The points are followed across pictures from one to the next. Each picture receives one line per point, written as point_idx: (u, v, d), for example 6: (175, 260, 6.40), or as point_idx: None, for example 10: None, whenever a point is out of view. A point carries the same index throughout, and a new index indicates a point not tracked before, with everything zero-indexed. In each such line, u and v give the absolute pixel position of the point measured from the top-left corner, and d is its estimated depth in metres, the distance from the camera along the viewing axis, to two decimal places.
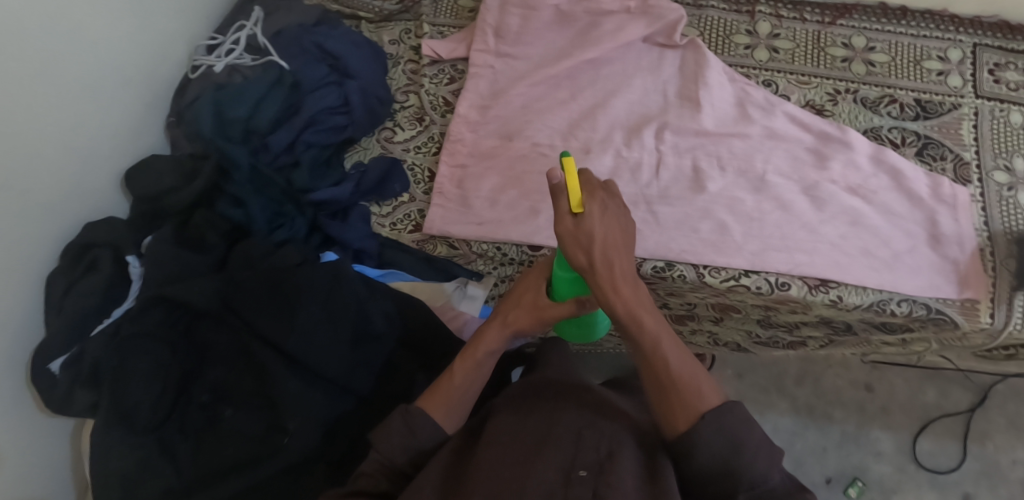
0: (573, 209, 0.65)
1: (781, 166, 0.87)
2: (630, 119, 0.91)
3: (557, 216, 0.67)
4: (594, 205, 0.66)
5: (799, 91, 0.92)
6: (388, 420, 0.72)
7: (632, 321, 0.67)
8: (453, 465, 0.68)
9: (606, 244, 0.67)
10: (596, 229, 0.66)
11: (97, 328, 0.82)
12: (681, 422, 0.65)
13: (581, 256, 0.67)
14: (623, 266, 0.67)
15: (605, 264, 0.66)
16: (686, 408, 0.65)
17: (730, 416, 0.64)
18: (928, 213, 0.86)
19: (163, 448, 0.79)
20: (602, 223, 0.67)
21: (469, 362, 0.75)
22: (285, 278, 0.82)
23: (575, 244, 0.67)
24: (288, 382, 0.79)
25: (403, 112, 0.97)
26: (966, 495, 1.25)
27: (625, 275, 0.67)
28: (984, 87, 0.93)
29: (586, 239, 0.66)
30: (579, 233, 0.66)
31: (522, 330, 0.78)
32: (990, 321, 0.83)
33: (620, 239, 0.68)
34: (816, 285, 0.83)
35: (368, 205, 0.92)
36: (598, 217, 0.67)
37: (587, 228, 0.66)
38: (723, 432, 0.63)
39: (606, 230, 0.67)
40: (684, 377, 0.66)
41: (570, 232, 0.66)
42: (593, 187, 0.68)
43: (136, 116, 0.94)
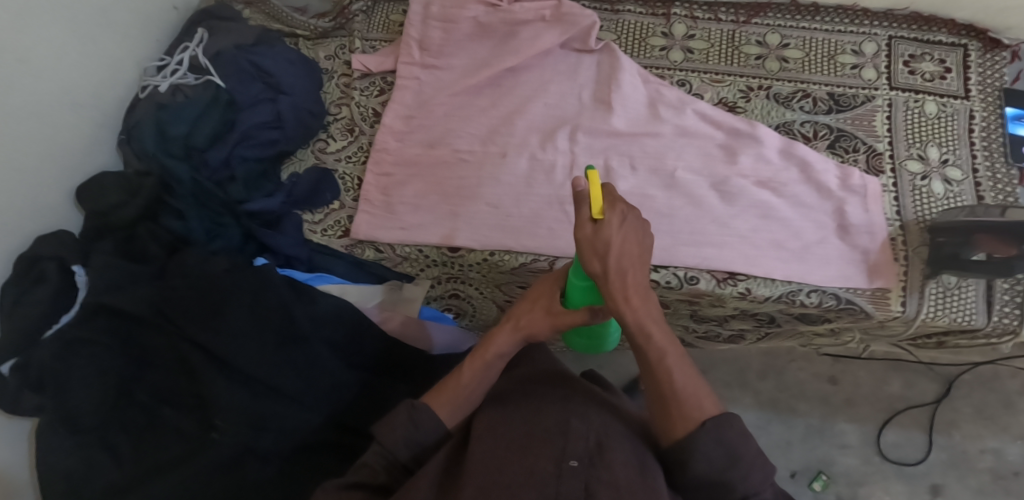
0: (593, 216, 0.65)
1: (692, 162, 0.90)
2: (546, 123, 0.94)
3: (577, 221, 0.68)
4: (614, 213, 0.66)
5: (712, 90, 0.94)
6: (393, 412, 0.74)
7: (640, 331, 0.69)
8: (451, 460, 0.70)
9: (623, 253, 0.67)
10: (613, 237, 0.66)
11: (47, 332, 0.88)
12: (680, 430, 0.68)
13: (598, 263, 0.67)
14: (638, 275, 0.68)
15: (620, 273, 0.67)
16: (687, 419, 0.68)
17: (731, 429, 0.66)
18: (836, 203, 0.88)
19: (106, 447, 0.85)
20: (620, 231, 0.67)
21: (478, 363, 0.78)
22: (213, 285, 0.89)
23: (592, 250, 0.67)
24: (216, 382, 0.86)
25: (336, 123, 1.04)
26: (933, 485, 1.33)
27: (638, 285, 0.68)
28: (898, 79, 0.95)
29: (604, 247, 0.67)
30: (597, 240, 0.67)
31: (532, 337, 0.80)
32: (900, 309, 0.85)
33: (637, 248, 0.68)
34: (724, 278, 0.86)
35: (301, 214, 0.98)
36: (617, 225, 0.67)
37: (605, 236, 0.66)
38: (722, 441, 0.66)
39: (624, 239, 0.67)
40: (687, 389, 0.69)
41: (588, 239, 0.66)
42: (614, 195, 0.68)
43: (88, 137, 1.02)
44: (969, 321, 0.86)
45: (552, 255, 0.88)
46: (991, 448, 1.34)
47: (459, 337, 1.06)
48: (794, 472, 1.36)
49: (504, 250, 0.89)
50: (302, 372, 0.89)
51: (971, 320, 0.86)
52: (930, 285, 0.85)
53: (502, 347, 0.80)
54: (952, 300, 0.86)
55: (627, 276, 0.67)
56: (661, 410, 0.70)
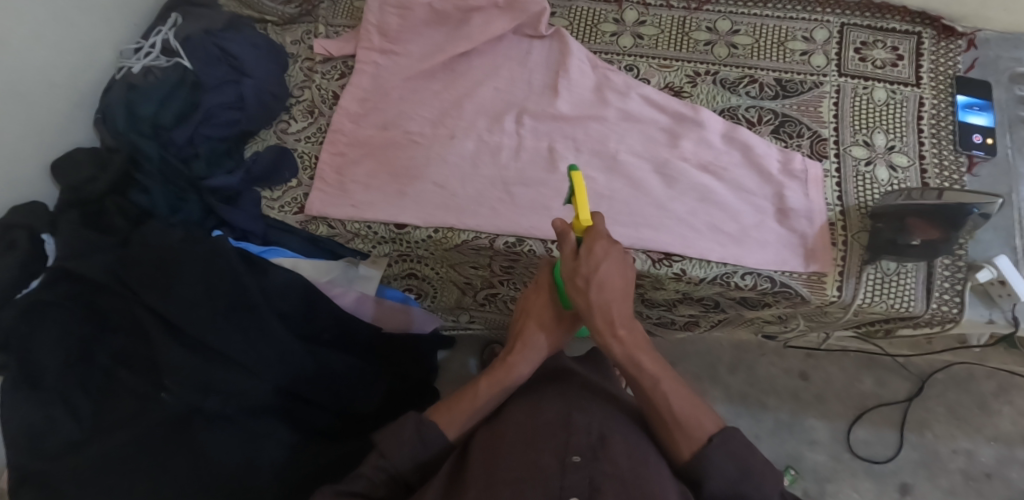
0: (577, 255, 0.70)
1: (634, 146, 0.91)
2: (494, 106, 0.96)
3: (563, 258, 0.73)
4: (596, 251, 0.71)
5: (659, 75, 0.95)
6: (399, 425, 0.75)
7: (630, 361, 0.74)
8: (454, 472, 0.71)
9: (605, 287, 0.72)
10: (598, 271, 0.71)
11: (22, 293, 0.93)
12: (685, 451, 0.70)
13: (582, 298, 0.72)
14: (622, 308, 0.73)
15: (603, 308, 0.72)
16: (690, 437, 0.71)
17: (736, 441, 0.69)
18: (776, 188, 0.88)
19: (65, 405, 0.89)
20: (604, 265, 0.71)
21: (500, 379, 0.78)
22: (168, 254, 0.93)
23: (576, 284, 0.72)
24: (167, 345, 0.91)
25: (297, 106, 1.08)
26: (903, 484, 1.31)
27: (621, 316, 0.73)
28: (848, 65, 0.94)
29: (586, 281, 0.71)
30: (580, 275, 0.72)
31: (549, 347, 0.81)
32: (836, 294, 0.84)
33: (620, 281, 0.73)
34: (659, 258, 0.86)
35: (260, 191, 1.02)
36: (602, 259, 0.71)
37: (590, 273, 0.71)
38: (731, 455, 0.68)
39: (608, 272, 0.72)
40: (687, 412, 0.72)
41: (572, 273, 0.72)
42: (598, 229, 0.72)
43: (64, 115, 1.07)
44: (907, 308, 0.85)
45: (492, 232, 0.90)
46: (963, 449, 1.33)
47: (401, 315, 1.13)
48: None
49: (447, 227, 0.91)
50: (253, 340, 0.92)
51: (909, 307, 0.85)
52: (869, 270, 0.85)
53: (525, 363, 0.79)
54: (890, 286, 0.85)
55: (610, 310, 0.72)
56: (662, 429, 0.73)
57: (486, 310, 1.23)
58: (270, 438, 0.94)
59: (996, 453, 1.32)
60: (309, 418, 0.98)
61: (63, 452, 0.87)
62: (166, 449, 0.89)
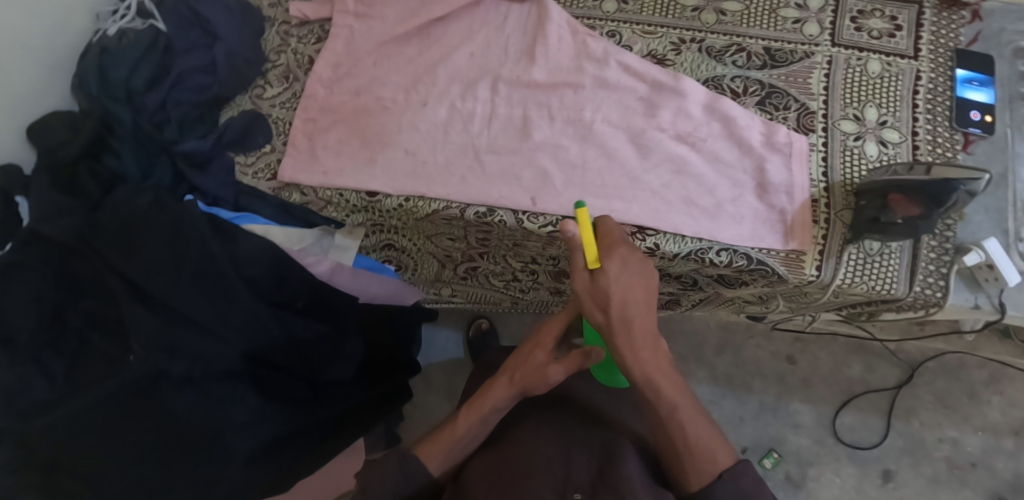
0: (588, 266, 0.74)
1: (610, 115, 0.88)
2: (469, 72, 0.93)
3: (575, 272, 0.76)
4: (606, 263, 0.74)
5: (641, 42, 0.92)
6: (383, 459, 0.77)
7: (649, 385, 0.76)
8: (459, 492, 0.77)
9: (621, 302, 0.75)
10: (610, 285, 0.74)
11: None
12: (694, 482, 0.72)
13: (599, 313, 0.76)
14: (641, 322, 0.75)
15: (623, 322, 0.75)
16: (701, 472, 0.73)
17: (748, 477, 0.71)
18: (757, 161, 0.85)
19: (36, 364, 0.89)
20: (617, 280, 0.75)
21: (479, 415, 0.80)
22: (137, 219, 0.91)
23: (593, 300, 0.76)
24: (132, 307, 0.89)
25: (273, 70, 1.04)
26: (886, 471, 1.31)
27: (645, 334, 0.76)
28: (843, 35, 0.89)
29: (599, 296, 0.75)
30: (596, 288, 0.75)
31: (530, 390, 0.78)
32: (814, 273, 0.82)
33: (638, 293, 0.75)
34: (632, 232, 0.84)
35: (234, 156, 0.99)
36: (614, 272, 0.75)
37: (602, 285, 0.75)
38: (739, 491, 0.70)
39: (623, 286, 0.75)
40: (703, 442, 0.74)
41: (587, 288, 0.75)
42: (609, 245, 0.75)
43: (41, 78, 1.03)
44: (888, 290, 0.82)
45: (462, 202, 0.88)
46: (951, 438, 1.32)
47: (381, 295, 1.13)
48: (745, 448, 1.35)
49: (418, 196, 0.89)
50: (218, 305, 0.91)
51: (891, 289, 0.82)
52: (850, 250, 0.82)
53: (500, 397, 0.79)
54: (873, 265, 0.82)
55: (629, 326, 0.75)
56: (675, 461, 0.75)
57: (468, 285, 1.19)
58: (239, 403, 0.94)
59: (984, 443, 1.31)
60: (280, 387, 0.99)
61: (37, 412, 0.88)
62: (130, 413, 0.90)
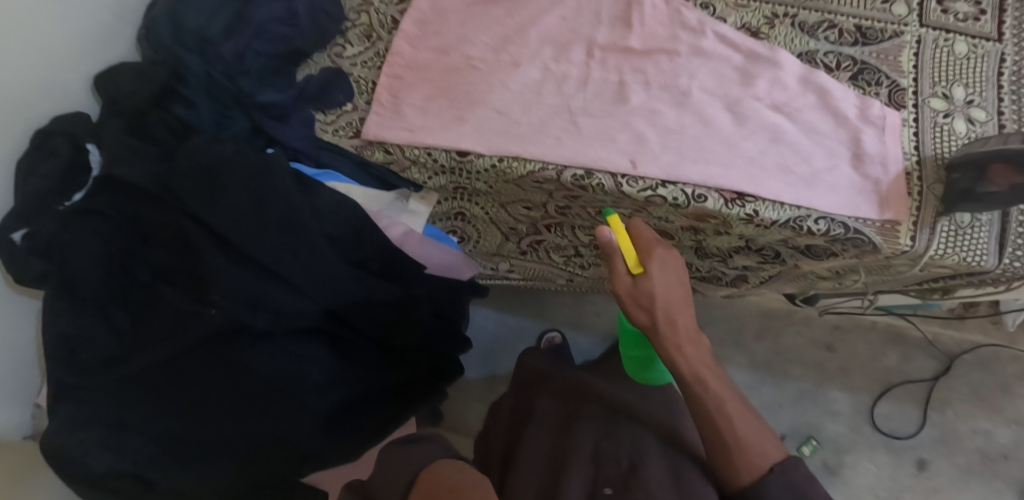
0: (631, 271, 0.79)
1: (707, 83, 0.89)
2: (560, 36, 0.93)
3: (617, 276, 0.81)
4: (648, 268, 0.80)
5: (735, 15, 0.92)
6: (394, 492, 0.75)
7: (696, 379, 0.82)
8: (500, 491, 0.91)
9: (665, 301, 0.81)
10: (654, 288, 0.80)
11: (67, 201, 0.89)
12: (744, 477, 0.77)
13: (643, 314, 0.82)
14: (682, 317, 0.82)
15: (667, 320, 0.81)
16: (750, 466, 0.77)
17: (796, 472, 0.76)
18: (852, 133, 0.86)
19: (106, 319, 0.87)
20: (659, 281, 0.80)
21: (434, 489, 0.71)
22: (220, 165, 0.87)
23: (637, 303, 0.81)
24: (214, 258, 0.85)
25: (353, 29, 1.01)
26: (920, 459, 1.34)
27: (687, 330, 0.82)
28: (930, 17, 0.91)
29: (645, 298, 0.80)
30: (637, 290, 0.80)
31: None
32: (910, 243, 0.83)
33: (677, 290, 0.82)
34: (732, 198, 0.85)
35: (314, 112, 0.97)
36: (657, 275, 0.80)
37: (645, 287, 0.80)
38: (790, 485, 0.75)
39: (665, 287, 0.80)
40: (750, 438, 0.78)
41: (630, 292, 0.80)
42: (649, 247, 0.81)
43: (105, 23, 0.99)
44: (979, 262, 0.84)
45: (560, 164, 0.87)
46: (982, 429, 1.35)
47: (454, 263, 1.08)
48: (783, 435, 1.38)
49: (512, 157, 0.88)
50: (302, 259, 0.88)
51: (981, 261, 0.84)
52: (943, 222, 0.84)
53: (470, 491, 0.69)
54: (963, 238, 0.84)
55: (673, 322, 0.81)
56: (724, 456, 0.79)
57: (527, 260, 1.18)
58: (309, 363, 0.92)
59: (1014, 435, 1.34)
60: (351, 349, 0.97)
61: (100, 367, 0.86)
62: (205, 369, 0.87)
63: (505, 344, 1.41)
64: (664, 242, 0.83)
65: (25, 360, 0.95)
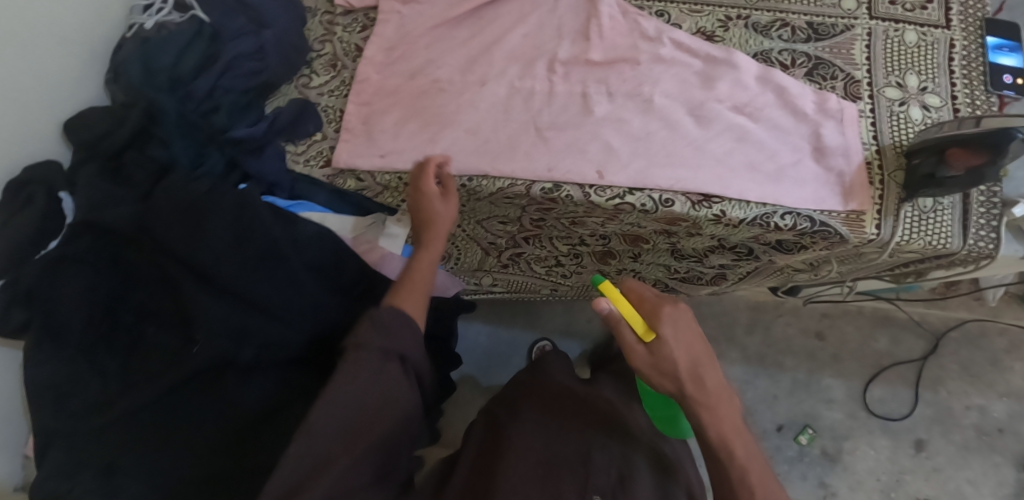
0: (645, 338, 0.77)
1: (669, 89, 0.90)
2: (524, 52, 0.95)
3: (631, 347, 0.78)
4: (662, 332, 0.77)
5: (690, 20, 0.94)
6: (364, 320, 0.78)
7: (722, 443, 0.78)
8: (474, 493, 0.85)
9: (687, 364, 0.78)
10: (672, 352, 0.77)
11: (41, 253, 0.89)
12: None
13: (668, 382, 0.78)
14: (709, 375, 0.78)
15: (693, 381, 0.78)
16: None
17: None
18: (813, 127, 0.88)
19: (92, 364, 0.87)
20: (676, 344, 0.77)
21: (369, 440, 0.74)
22: (196, 201, 0.89)
23: (659, 372, 0.78)
24: (197, 295, 0.87)
25: (319, 59, 1.03)
26: (918, 440, 1.35)
27: (716, 388, 0.78)
28: (879, 8, 0.93)
29: (665, 364, 0.77)
30: (655, 359, 0.78)
31: (424, 232, 0.91)
32: (875, 231, 0.85)
33: (697, 347, 0.79)
34: (699, 200, 0.86)
35: (284, 144, 0.98)
36: (671, 338, 0.77)
37: (662, 352, 0.77)
38: None
39: (683, 347, 0.78)
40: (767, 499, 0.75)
41: (648, 363, 0.78)
42: (656, 310, 0.78)
43: (72, 71, 1.00)
44: (943, 244, 0.85)
45: (528, 179, 0.89)
46: (977, 405, 1.37)
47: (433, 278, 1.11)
48: (781, 426, 1.38)
49: (481, 176, 0.90)
50: (282, 288, 0.90)
51: (946, 244, 0.86)
52: (906, 208, 0.85)
53: (414, 337, 0.80)
54: (927, 222, 0.85)
55: (700, 382, 0.77)
56: None
57: (510, 273, 1.19)
58: (306, 391, 0.94)
59: (1008, 408, 1.36)
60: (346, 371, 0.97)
61: (89, 413, 0.86)
62: (195, 405, 0.88)
63: (497, 356, 1.43)
64: (671, 301, 0.81)
65: (13, 412, 0.95)
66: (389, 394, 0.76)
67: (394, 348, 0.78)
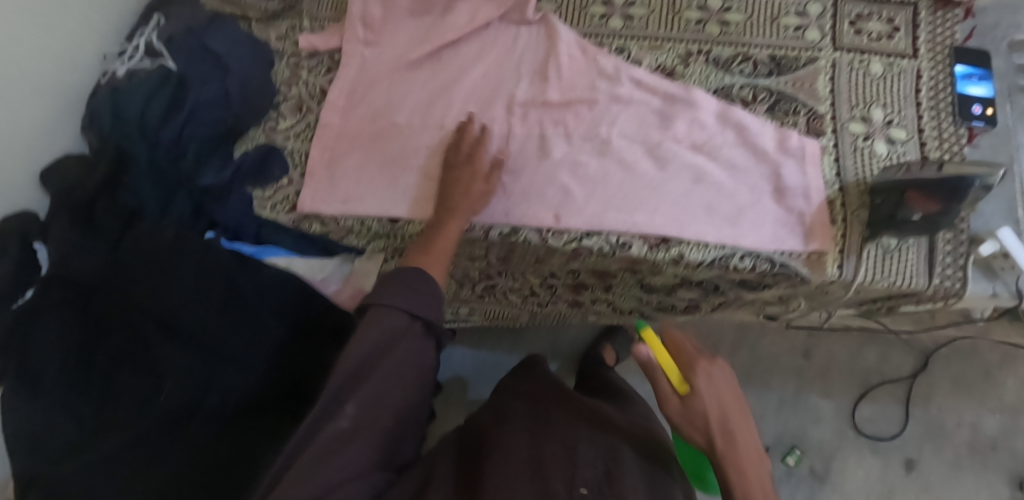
0: (678, 387, 0.79)
1: (627, 128, 0.90)
2: (483, 94, 0.95)
3: (665, 395, 0.81)
4: (695, 383, 0.79)
5: (650, 56, 0.93)
6: (388, 281, 0.80)
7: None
8: (458, 482, 0.78)
9: (720, 419, 0.77)
10: (705, 406, 0.78)
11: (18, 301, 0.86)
12: None
13: (700, 436, 0.78)
14: (743, 434, 0.77)
15: (725, 437, 0.76)
16: None
17: None
18: (772, 167, 0.86)
19: (67, 408, 0.84)
20: (709, 397, 0.79)
21: (385, 423, 0.75)
22: (161, 253, 0.92)
23: (690, 425, 0.79)
24: (163, 345, 0.89)
25: (285, 103, 1.05)
26: (908, 459, 1.33)
27: (750, 448, 0.76)
28: (843, 39, 0.91)
29: (699, 417, 0.78)
30: (689, 409, 0.79)
31: (451, 200, 0.86)
32: (837, 272, 0.83)
33: (731, 405, 0.79)
34: (656, 243, 0.86)
35: (251, 190, 1.00)
36: (705, 391, 0.79)
37: (694, 403, 0.78)
38: None
39: (716, 402, 0.79)
40: None
41: (681, 412, 0.79)
42: (691, 360, 0.81)
43: (47, 121, 1.01)
44: (908, 284, 0.84)
45: (486, 224, 0.89)
46: (969, 421, 1.34)
47: None
48: (768, 447, 1.37)
49: None
50: (243, 329, 0.94)
51: (911, 283, 0.84)
52: (869, 247, 0.84)
53: (437, 308, 0.81)
54: (891, 262, 0.84)
55: (734, 439, 0.76)
56: None
57: (487, 303, 1.20)
58: (279, 433, 0.94)
59: (1002, 424, 1.33)
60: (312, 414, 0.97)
61: (64, 459, 0.83)
62: (166, 449, 0.87)
63: (483, 377, 1.43)
64: (707, 358, 0.83)
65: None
66: (408, 362, 0.78)
67: (419, 313, 0.79)
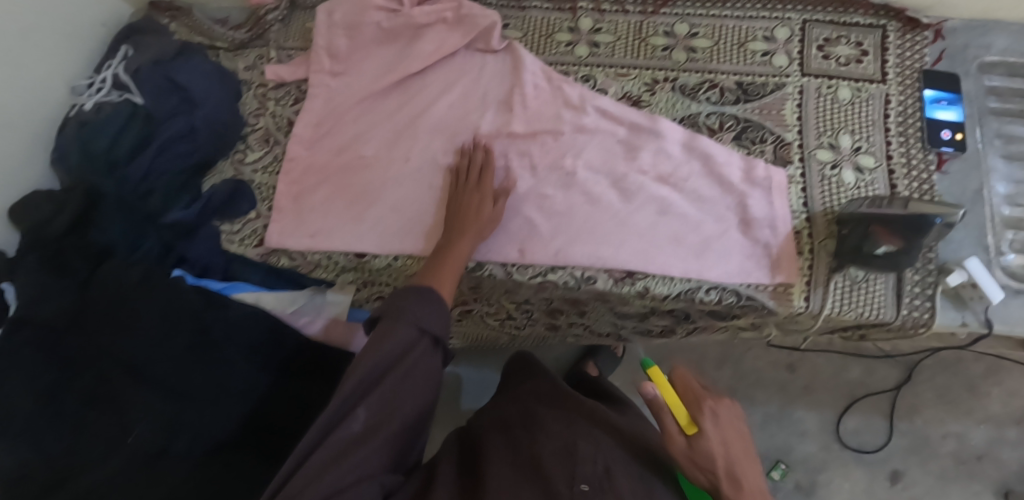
0: (685, 429, 0.74)
1: (592, 160, 0.89)
2: (448, 125, 0.94)
3: (671, 434, 0.75)
4: (703, 425, 0.74)
5: (616, 84, 0.92)
6: (402, 292, 0.77)
7: None
8: (458, 483, 0.78)
9: (726, 462, 0.73)
10: (712, 448, 0.74)
11: None
12: None
13: (703, 476, 0.74)
14: (747, 474, 0.73)
15: (730, 479, 0.73)
16: None
17: None
18: (738, 198, 0.85)
19: (36, 451, 0.83)
20: (715, 439, 0.74)
21: (392, 429, 0.72)
22: (126, 296, 0.90)
23: (696, 464, 0.74)
24: (132, 387, 0.88)
25: (253, 134, 1.05)
26: (894, 471, 1.33)
27: (755, 488, 0.73)
28: (811, 64, 0.90)
29: (704, 459, 0.73)
30: (695, 451, 0.74)
31: (461, 223, 0.84)
32: (803, 305, 0.82)
33: (738, 446, 0.75)
34: (621, 277, 0.85)
35: (218, 224, 1.00)
36: (712, 432, 0.74)
37: (701, 446, 0.74)
38: None
39: (723, 443, 0.74)
40: None
41: (687, 453, 0.74)
42: (699, 401, 0.75)
43: (14, 157, 0.98)
44: (876, 315, 0.82)
45: None
46: (954, 432, 1.34)
47: None
48: None
49: (407, 255, 0.91)
50: (213, 373, 0.90)
51: (880, 314, 0.83)
52: (836, 279, 0.83)
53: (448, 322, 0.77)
54: (859, 293, 0.83)
55: (740, 483, 0.72)
56: None
57: (464, 325, 1.19)
58: (256, 475, 0.91)
59: (987, 435, 1.33)
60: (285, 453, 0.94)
61: None
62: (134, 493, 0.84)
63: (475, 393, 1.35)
64: (714, 396, 0.77)
65: None
66: (419, 374, 0.74)
67: (429, 326, 0.75)
